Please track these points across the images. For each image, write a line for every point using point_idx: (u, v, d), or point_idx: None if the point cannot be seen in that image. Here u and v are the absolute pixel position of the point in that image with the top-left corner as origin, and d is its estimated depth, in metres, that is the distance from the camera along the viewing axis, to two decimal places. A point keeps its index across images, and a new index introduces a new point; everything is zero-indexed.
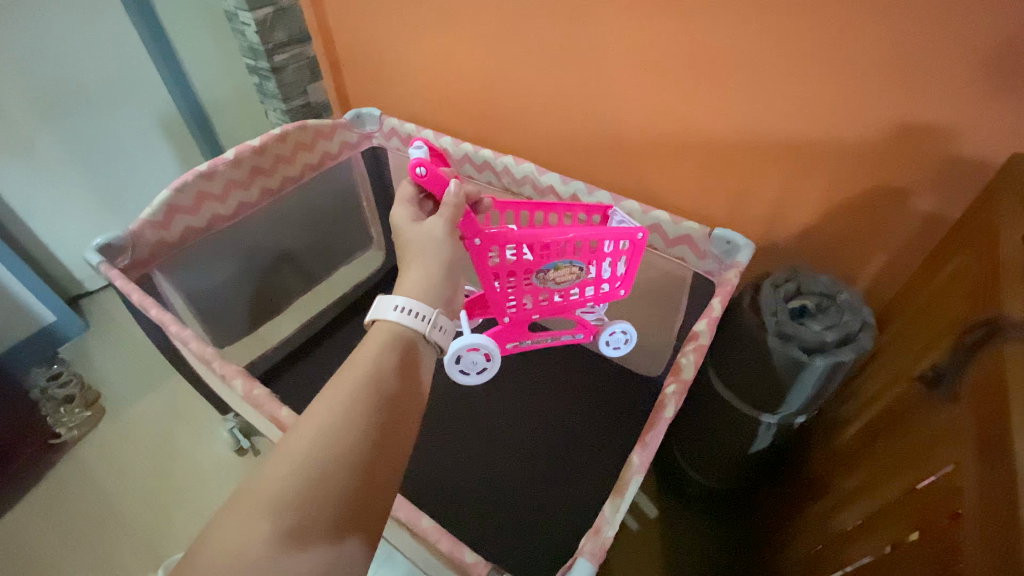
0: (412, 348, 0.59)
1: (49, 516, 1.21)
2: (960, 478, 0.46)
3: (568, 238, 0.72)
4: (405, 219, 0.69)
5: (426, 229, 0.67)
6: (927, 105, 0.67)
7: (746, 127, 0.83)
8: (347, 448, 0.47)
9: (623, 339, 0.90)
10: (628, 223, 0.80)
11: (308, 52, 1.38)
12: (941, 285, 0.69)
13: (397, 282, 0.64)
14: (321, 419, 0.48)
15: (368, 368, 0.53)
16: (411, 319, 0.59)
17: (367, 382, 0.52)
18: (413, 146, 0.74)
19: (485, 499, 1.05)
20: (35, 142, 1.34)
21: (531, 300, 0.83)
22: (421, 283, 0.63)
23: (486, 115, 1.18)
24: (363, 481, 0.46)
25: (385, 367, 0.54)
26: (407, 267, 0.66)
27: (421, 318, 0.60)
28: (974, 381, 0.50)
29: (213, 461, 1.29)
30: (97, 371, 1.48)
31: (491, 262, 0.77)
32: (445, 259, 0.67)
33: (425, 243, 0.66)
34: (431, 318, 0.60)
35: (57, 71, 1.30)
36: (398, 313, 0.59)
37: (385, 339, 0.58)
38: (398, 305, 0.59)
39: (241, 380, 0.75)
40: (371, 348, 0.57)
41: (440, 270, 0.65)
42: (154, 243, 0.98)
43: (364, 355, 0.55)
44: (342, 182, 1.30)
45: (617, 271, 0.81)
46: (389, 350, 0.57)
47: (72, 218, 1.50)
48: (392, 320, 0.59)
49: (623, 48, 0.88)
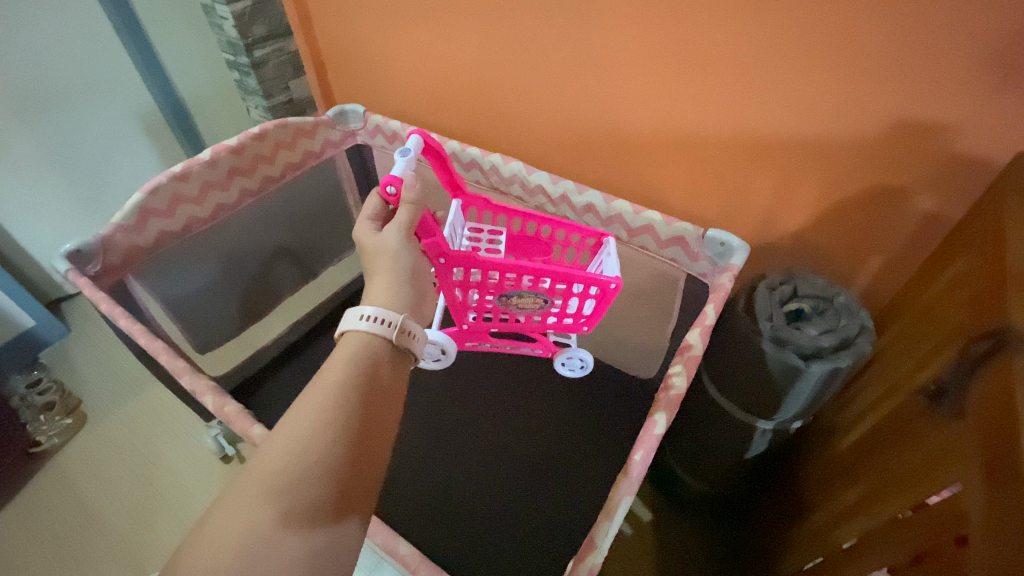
0: (383, 356, 0.55)
1: (27, 528, 1.18)
2: (969, 500, 0.44)
3: (538, 269, 0.76)
4: (361, 230, 0.66)
5: (382, 237, 0.64)
6: (932, 100, 0.64)
7: (739, 125, 0.80)
8: (310, 467, 0.43)
9: (580, 364, 1.03)
10: (613, 268, 0.81)
11: (290, 47, 1.34)
12: (943, 290, 0.66)
13: (363, 293, 0.60)
14: (287, 438, 0.45)
15: (341, 380, 0.50)
16: (379, 327, 0.55)
17: (338, 393, 0.48)
18: (400, 152, 0.70)
19: (475, 508, 1.03)
20: (8, 142, 1.29)
21: (497, 314, 0.89)
22: (385, 293, 0.60)
23: (474, 112, 1.14)
24: (335, 504, 0.43)
25: (358, 377, 0.51)
26: (369, 278, 0.63)
27: (385, 323, 0.55)
28: (981, 396, 0.47)
29: (197, 468, 1.26)
30: (78, 378, 1.44)
31: (456, 277, 0.81)
32: (407, 265, 0.64)
33: (383, 251, 0.63)
34: (398, 324, 0.56)
35: (31, 68, 1.25)
36: (366, 322, 0.55)
37: (352, 351, 0.54)
38: (363, 314, 0.55)
39: (212, 397, 0.72)
40: (341, 359, 0.53)
41: (405, 278, 0.63)
42: (127, 248, 0.94)
43: (333, 367, 0.51)
44: (327, 180, 1.26)
45: (583, 309, 0.86)
46: (363, 360, 0.53)
47: (49, 220, 1.45)
48: (361, 330, 0.55)
49: (615, 39, 0.84)
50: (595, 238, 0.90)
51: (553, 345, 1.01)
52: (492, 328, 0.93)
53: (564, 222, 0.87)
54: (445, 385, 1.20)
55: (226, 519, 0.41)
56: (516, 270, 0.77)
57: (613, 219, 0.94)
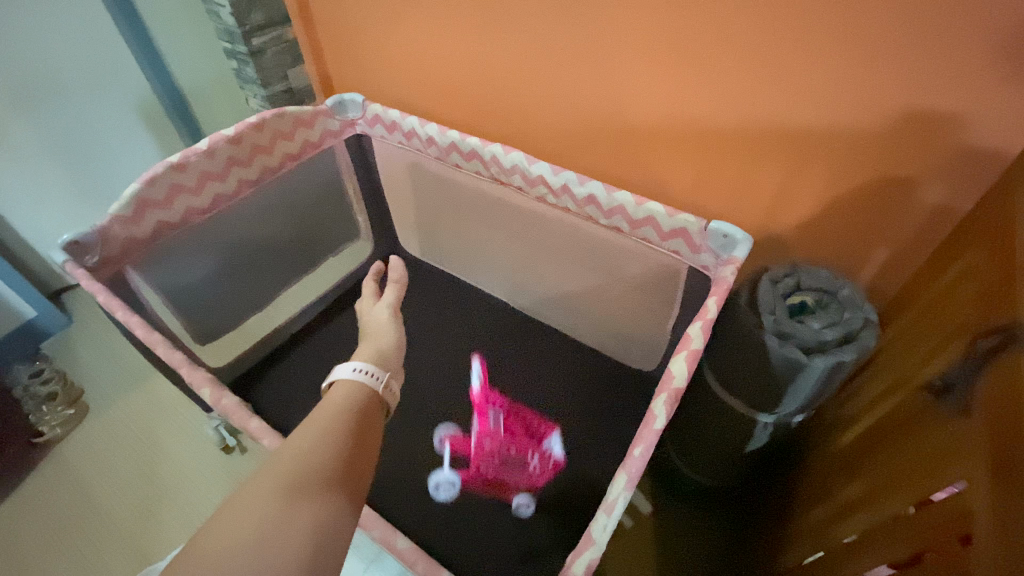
0: (370, 403, 0.59)
1: (31, 517, 1.19)
2: (974, 498, 0.43)
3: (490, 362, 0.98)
4: (363, 306, 0.82)
5: (375, 312, 0.77)
6: (943, 89, 0.63)
7: (745, 115, 0.79)
8: (301, 492, 0.44)
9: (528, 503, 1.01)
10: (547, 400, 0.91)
11: (289, 36, 1.32)
12: (950, 284, 0.65)
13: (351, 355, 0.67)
14: (284, 465, 0.46)
15: (332, 419, 0.53)
16: (367, 378, 0.61)
17: (330, 429, 0.51)
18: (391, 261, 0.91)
19: (475, 500, 1.03)
20: (7, 132, 1.28)
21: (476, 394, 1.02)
22: (371, 355, 0.66)
23: (475, 102, 1.12)
24: (332, 514, 0.43)
25: (349, 417, 0.54)
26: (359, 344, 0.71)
27: (370, 374, 0.61)
28: (989, 393, 0.46)
29: (199, 459, 1.27)
30: (80, 368, 1.44)
31: None
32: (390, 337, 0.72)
33: (376, 323, 0.75)
34: (384, 377, 0.62)
35: (28, 57, 1.24)
36: (355, 372, 0.61)
37: (342, 397, 0.58)
38: (355, 366, 0.62)
39: (209, 390, 0.72)
40: (332, 403, 0.56)
41: (388, 347, 0.69)
42: (124, 239, 0.94)
43: (321, 413, 0.54)
44: (326, 170, 1.25)
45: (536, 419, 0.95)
46: (350, 407, 0.56)
47: (49, 211, 1.45)
48: (351, 378, 0.60)
49: (619, 27, 0.82)
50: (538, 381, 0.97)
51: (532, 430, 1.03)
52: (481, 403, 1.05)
53: None
54: (445, 377, 1.20)
55: (222, 532, 0.41)
56: None
57: (614, 210, 0.93)
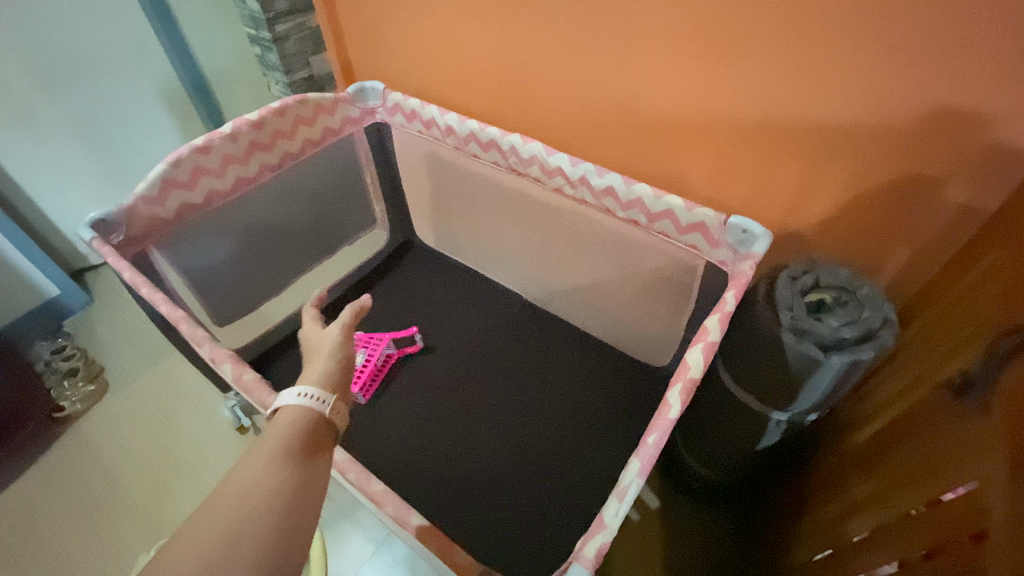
0: (319, 430, 0.55)
1: (52, 488, 1.22)
2: (989, 495, 0.43)
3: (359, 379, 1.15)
4: (309, 332, 0.72)
5: (325, 334, 0.68)
6: (971, 88, 0.62)
7: (767, 111, 0.78)
8: (252, 519, 0.43)
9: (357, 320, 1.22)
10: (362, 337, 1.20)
11: (311, 23, 1.33)
12: (973, 284, 0.65)
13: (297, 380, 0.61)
14: (230, 491, 0.45)
15: (271, 458, 0.49)
16: (313, 403, 0.56)
17: (271, 464, 0.48)
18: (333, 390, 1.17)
19: (484, 486, 1.04)
20: (34, 113, 1.31)
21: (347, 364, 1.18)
22: (323, 375, 0.61)
23: (494, 92, 1.12)
24: (283, 543, 0.43)
25: (291, 453, 0.50)
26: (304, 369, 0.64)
27: (316, 399, 0.56)
28: (1007, 391, 0.46)
29: (214, 438, 1.29)
30: (100, 346, 1.48)
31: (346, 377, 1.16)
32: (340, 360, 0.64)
33: (322, 348, 0.66)
34: (332, 402, 0.57)
35: (56, 40, 1.26)
36: (300, 398, 0.56)
37: (288, 424, 0.54)
38: (301, 391, 0.57)
39: (231, 365, 0.73)
40: (273, 435, 0.53)
41: (338, 371, 0.63)
42: (149, 219, 0.96)
43: (269, 436, 0.52)
44: (346, 158, 1.26)
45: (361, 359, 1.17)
46: (299, 431, 0.53)
47: (73, 191, 1.48)
48: (295, 405, 0.56)
49: (641, 20, 0.82)
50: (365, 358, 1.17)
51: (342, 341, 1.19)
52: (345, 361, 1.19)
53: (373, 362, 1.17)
54: (456, 365, 1.21)
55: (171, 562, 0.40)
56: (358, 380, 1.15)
57: (633, 203, 0.92)
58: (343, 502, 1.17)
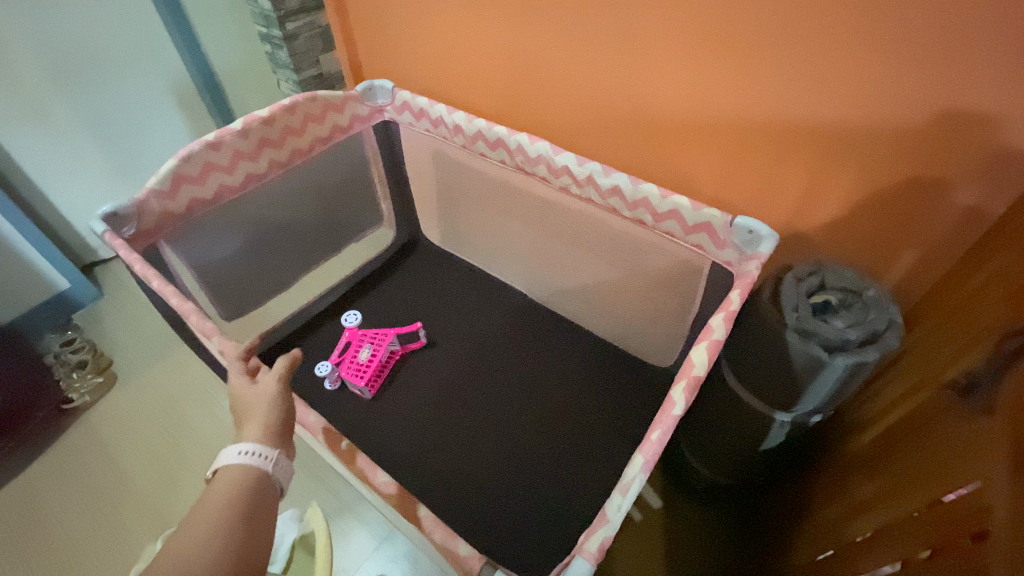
0: (262, 486, 0.57)
1: (60, 479, 1.23)
2: (991, 495, 0.43)
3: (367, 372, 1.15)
4: (236, 381, 0.69)
5: (260, 385, 0.67)
6: (979, 90, 0.62)
7: (774, 112, 0.79)
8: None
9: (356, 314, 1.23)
10: (363, 332, 1.22)
11: (321, 21, 1.34)
12: (979, 286, 0.65)
13: (236, 436, 0.62)
14: (174, 557, 0.48)
15: (211, 525, 0.52)
16: (254, 460, 0.58)
17: (214, 528, 0.51)
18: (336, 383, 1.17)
19: (487, 484, 1.04)
20: (47, 108, 1.33)
21: (351, 357, 1.17)
22: (265, 425, 0.63)
23: (502, 92, 1.13)
24: None
25: (232, 517, 0.53)
26: (242, 425, 0.63)
27: (258, 456, 0.58)
28: (1011, 392, 0.46)
29: (220, 432, 1.30)
30: (109, 339, 1.49)
31: (349, 369, 1.15)
32: (281, 412, 0.65)
33: (260, 399, 0.65)
34: (274, 456, 0.59)
35: (69, 37, 1.28)
36: (241, 456, 0.58)
37: (230, 483, 0.56)
38: (242, 450, 0.58)
39: (240, 356, 0.74)
40: (214, 496, 0.55)
41: (281, 421, 0.63)
42: (160, 213, 0.97)
43: (212, 497, 0.55)
44: (354, 156, 1.27)
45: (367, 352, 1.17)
46: (240, 489, 0.56)
47: (84, 186, 1.49)
48: (235, 462, 0.57)
49: (649, 21, 0.82)
50: (374, 350, 1.18)
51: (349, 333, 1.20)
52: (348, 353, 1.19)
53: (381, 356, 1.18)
54: (461, 363, 1.22)
55: None
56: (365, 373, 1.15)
57: (639, 203, 0.93)
58: (347, 497, 1.18)
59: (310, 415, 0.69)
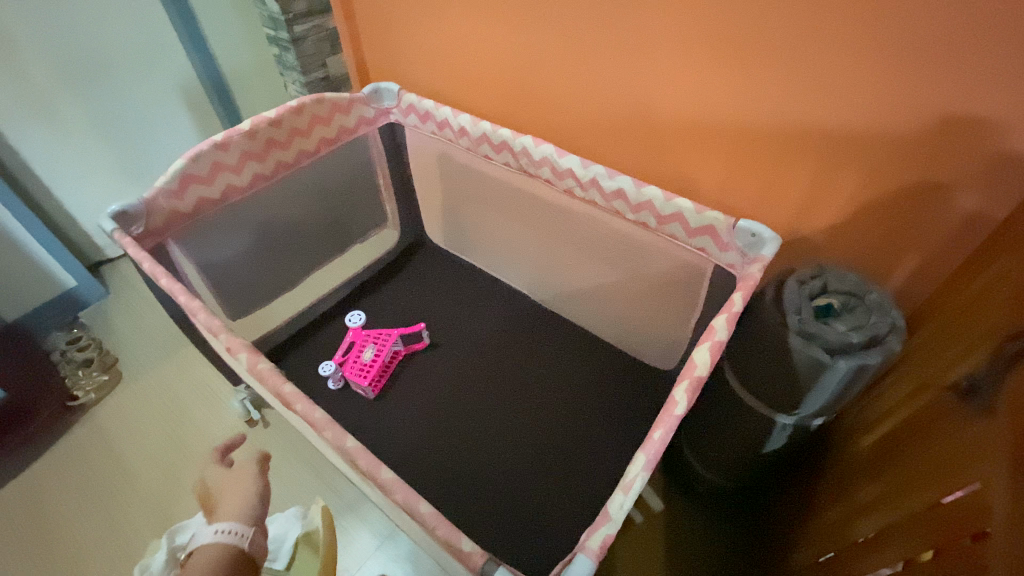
0: (238, 561, 0.64)
1: (64, 475, 1.24)
2: (990, 495, 0.44)
3: (370, 372, 1.16)
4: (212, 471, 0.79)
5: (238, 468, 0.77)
6: (981, 96, 0.62)
7: (777, 117, 0.79)
8: None
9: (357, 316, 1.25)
10: (367, 333, 1.23)
11: (329, 24, 1.35)
12: (981, 291, 0.65)
13: (213, 517, 0.70)
14: None
15: None
16: (230, 536, 0.66)
17: None
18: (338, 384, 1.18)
19: (489, 485, 1.05)
20: (58, 108, 1.35)
21: (355, 357, 1.19)
22: (240, 503, 0.71)
23: (507, 95, 1.14)
24: None
25: None
26: (219, 510, 0.71)
27: (234, 533, 0.66)
28: (1011, 394, 0.47)
29: (224, 430, 1.31)
30: (115, 337, 1.50)
31: (352, 368, 1.17)
32: (255, 490, 0.74)
33: (237, 481, 0.75)
34: (248, 532, 0.67)
35: (81, 39, 1.30)
36: (217, 533, 0.65)
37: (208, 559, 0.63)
38: (218, 528, 0.66)
39: (246, 354, 0.75)
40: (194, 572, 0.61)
41: (255, 498, 0.73)
42: (168, 212, 0.98)
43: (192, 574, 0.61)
44: (360, 157, 1.28)
45: (371, 352, 1.19)
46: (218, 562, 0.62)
47: (92, 186, 1.51)
48: (211, 540, 0.65)
49: (654, 26, 0.83)
50: (378, 351, 1.19)
51: (352, 333, 1.22)
52: (352, 353, 1.21)
53: (385, 356, 1.19)
54: (463, 364, 1.22)
55: None
56: (368, 372, 1.16)
57: (643, 206, 0.93)
58: (349, 497, 1.18)
59: (315, 413, 0.69)
